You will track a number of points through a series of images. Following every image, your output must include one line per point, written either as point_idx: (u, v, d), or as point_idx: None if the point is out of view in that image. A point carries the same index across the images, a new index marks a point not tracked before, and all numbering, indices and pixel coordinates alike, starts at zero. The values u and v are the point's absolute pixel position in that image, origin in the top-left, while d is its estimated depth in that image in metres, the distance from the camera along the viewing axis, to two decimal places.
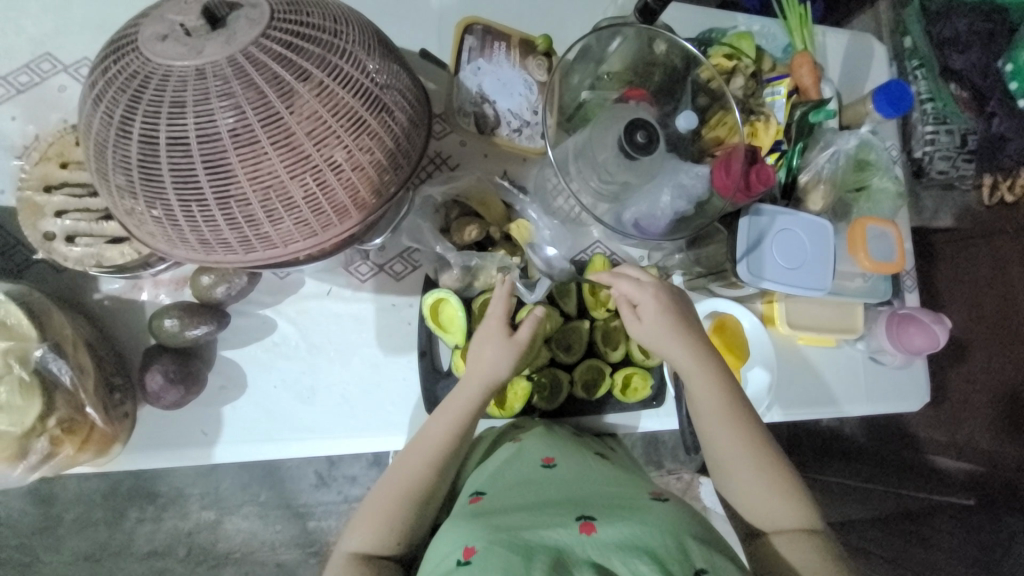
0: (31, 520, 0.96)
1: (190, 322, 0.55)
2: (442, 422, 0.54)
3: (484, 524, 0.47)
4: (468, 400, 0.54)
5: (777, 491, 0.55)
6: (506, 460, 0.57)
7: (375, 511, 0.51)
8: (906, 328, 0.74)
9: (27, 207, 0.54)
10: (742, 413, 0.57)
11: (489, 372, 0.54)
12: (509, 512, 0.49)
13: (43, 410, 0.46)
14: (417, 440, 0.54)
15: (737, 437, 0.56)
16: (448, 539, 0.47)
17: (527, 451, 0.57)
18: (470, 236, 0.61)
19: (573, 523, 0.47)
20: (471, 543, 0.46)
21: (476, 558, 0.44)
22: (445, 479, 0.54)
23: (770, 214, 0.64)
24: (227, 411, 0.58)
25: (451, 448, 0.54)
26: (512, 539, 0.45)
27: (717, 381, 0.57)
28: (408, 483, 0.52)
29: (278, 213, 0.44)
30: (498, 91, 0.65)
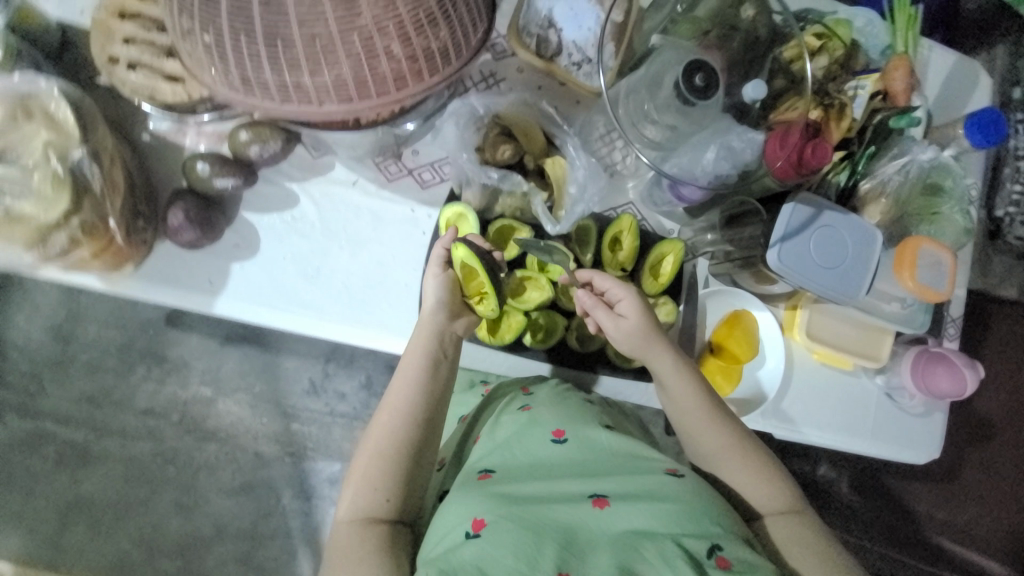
0: (51, 352, 1.04)
1: (220, 171, 0.57)
2: (408, 372, 0.55)
3: (493, 499, 0.48)
4: (421, 344, 0.56)
5: (766, 482, 0.55)
6: (517, 432, 0.56)
7: (362, 472, 0.52)
8: (935, 370, 0.69)
9: (101, 29, 0.57)
10: (721, 408, 0.57)
11: (437, 316, 0.57)
12: (514, 488, 0.50)
13: (69, 209, 0.48)
14: (387, 398, 0.55)
15: (719, 434, 0.56)
16: (456, 511, 0.48)
17: (538, 422, 0.56)
18: (502, 155, 0.60)
19: (585, 499, 0.48)
20: (480, 516, 0.47)
21: (484, 532, 0.45)
22: (429, 430, 0.55)
23: (817, 206, 0.60)
24: (235, 268, 0.61)
25: (418, 400, 0.55)
26: (523, 519, 0.46)
27: (693, 375, 0.57)
28: (387, 440, 0.53)
29: (320, 67, 0.44)
30: (566, 19, 0.62)
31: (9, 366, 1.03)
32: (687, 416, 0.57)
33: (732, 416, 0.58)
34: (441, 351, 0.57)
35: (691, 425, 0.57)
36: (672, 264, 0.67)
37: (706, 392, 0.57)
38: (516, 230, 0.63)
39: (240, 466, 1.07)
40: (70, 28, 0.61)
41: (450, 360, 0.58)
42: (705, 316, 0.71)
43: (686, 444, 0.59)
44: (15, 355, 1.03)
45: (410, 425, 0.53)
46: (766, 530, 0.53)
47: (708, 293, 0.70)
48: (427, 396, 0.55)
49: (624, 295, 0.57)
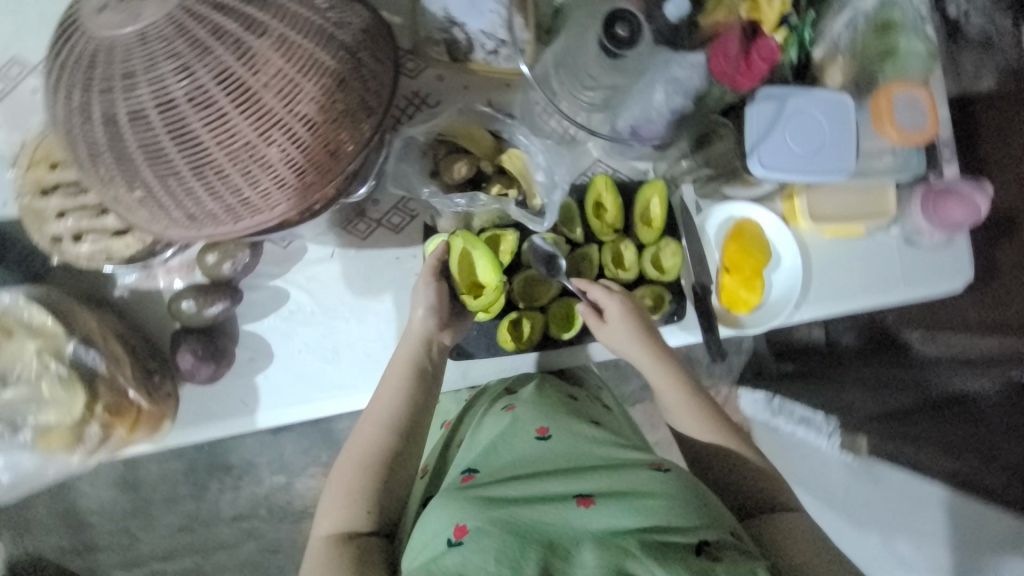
0: (124, 504, 1.06)
1: (206, 301, 0.57)
2: (390, 386, 0.58)
3: (475, 502, 0.48)
4: (400, 361, 0.59)
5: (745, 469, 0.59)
6: (502, 434, 0.57)
7: (344, 479, 0.56)
8: (944, 201, 0.67)
9: (31, 215, 0.55)
10: (698, 398, 0.62)
11: (419, 329, 0.60)
12: (497, 486, 0.50)
13: (88, 399, 0.52)
14: (370, 412, 0.59)
15: (696, 412, 0.61)
16: (439, 516, 0.48)
17: (522, 421, 0.57)
18: (460, 173, 0.60)
19: (571, 498, 0.48)
20: (462, 521, 0.46)
21: (466, 539, 0.45)
22: (409, 440, 0.58)
23: (782, 97, 0.59)
24: (260, 380, 0.61)
25: (399, 412, 0.58)
26: (507, 513, 0.47)
27: (673, 380, 0.62)
28: (370, 452, 0.56)
29: (255, 175, 0.43)
30: (465, 10, 0.59)
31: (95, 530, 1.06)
32: (677, 404, 0.62)
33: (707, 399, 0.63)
34: (423, 364, 0.59)
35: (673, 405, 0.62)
36: (659, 206, 0.67)
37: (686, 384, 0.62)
38: (500, 237, 0.64)
39: None
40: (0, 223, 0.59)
41: (431, 377, 0.60)
42: (708, 238, 0.71)
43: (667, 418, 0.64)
44: (94, 519, 1.06)
45: (389, 437, 0.57)
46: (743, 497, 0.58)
47: (702, 217, 0.70)
48: (408, 412, 0.58)
49: (616, 313, 0.61)
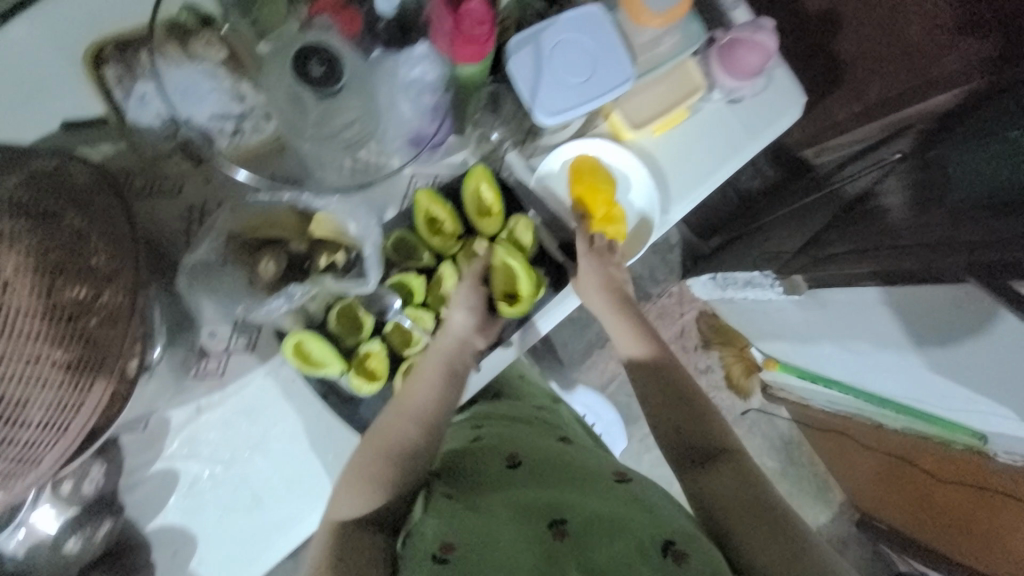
0: None
1: (88, 531, 0.53)
2: (425, 378, 0.58)
3: (464, 524, 0.52)
4: (437, 364, 0.58)
5: (691, 433, 0.61)
6: (476, 463, 0.61)
7: (343, 483, 0.55)
8: (737, 54, 0.66)
9: None
10: (646, 364, 0.66)
11: (458, 327, 0.60)
12: (486, 503, 0.54)
13: None
14: (381, 427, 0.57)
15: (642, 363, 0.66)
16: (431, 529, 0.52)
17: (495, 451, 0.62)
18: (270, 270, 0.55)
19: (545, 529, 0.50)
20: (448, 540, 0.50)
21: (452, 556, 0.49)
22: (426, 450, 0.58)
23: (532, 40, 0.56)
24: (195, 566, 0.58)
25: (427, 411, 0.57)
26: (502, 522, 0.51)
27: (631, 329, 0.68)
28: (373, 460, 0.55)
29: (19, 415, 0.39)
30: (182, 104, 0.53)
31: None
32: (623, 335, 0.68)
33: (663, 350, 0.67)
34: (456, 367, 0.59)
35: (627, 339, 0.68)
36: (490, 190, 0.64)
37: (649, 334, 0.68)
38: (350, 306, 0.60)
39: None
40: None
41: (457, 388, 0.59)
42: (554, 190, 0.69)
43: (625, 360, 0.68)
44: None
45: (417, 431, 0.57)
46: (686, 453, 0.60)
47: (536, 176, 0.67)
48: (427, 429, 0.57)
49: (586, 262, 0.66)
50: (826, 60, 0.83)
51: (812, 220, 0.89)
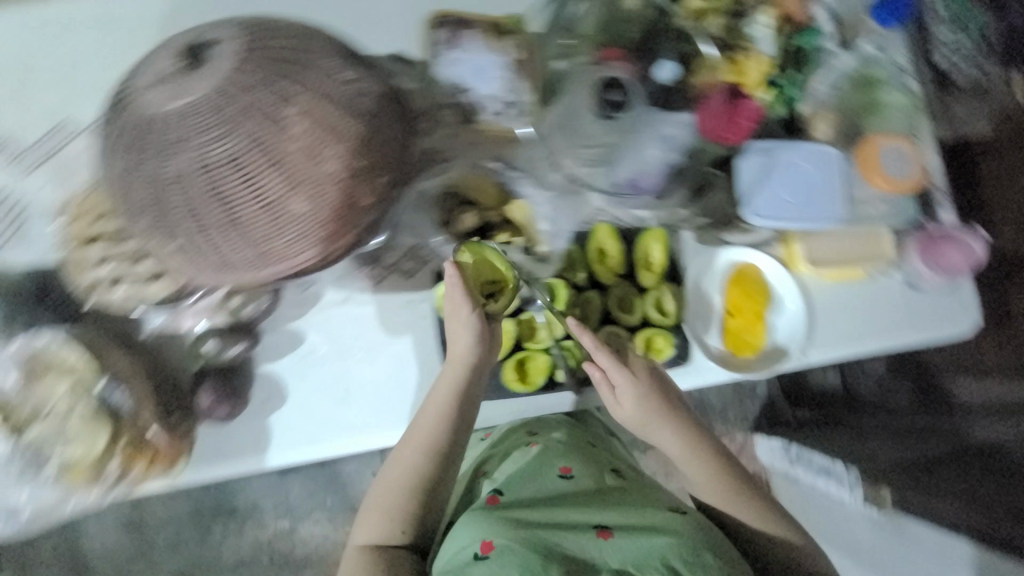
0: (125, 545, 1.19)
1: (230, 341, 0.61)
2: (433, 407, 0.62)
3: (503, 522, 0.62)
4: (447, 386, 0.62)
5: (730, 499, 0.67)
6: (530, 471, 0.71)
7: (384, 499, 0.65)
8: (940, 247, 0.70)
9: (73, 262, 0.59)
10: (665, 411, 0.64)
11: (464, 360, 0.61)
12: (529, 512, 0.64)
13: (108, 443, 0.52)
14: (409, 437, 0.64)
15: (669, 426, 0.65)
16: (469, 530, 0.62)
17: (546, 459, 0.73)
18: (467, 223, 0.66)
19: (591, 530, 0.61)
20: (488, 538, 0.60)
21: (491, 553, 0.59)
22: (444, 464, 0.64)
23: (769, 150, 0.62)
24: (274, 420, 0.63)
25: (435, 439, 0.63)
26: (528, 537, 0.60)
27: (658, 411, 0.63)
28: (408, 475, 0.64)
29: (285, 226, 0.47)
30: (474, 77, 0.65)
31: None
32: (623, 403, 0.63)
33: (690, 418, 0.66)
34: (466, 396, 0.63)
35: (618, 397, 0.63)
36: (660, 251, 0.70)
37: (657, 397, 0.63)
38: (504, 283, 0.67)
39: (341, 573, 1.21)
40: (44, 270, 0.61)
41: (472, 401, 0.64)
42: (711, 280, 0.73)
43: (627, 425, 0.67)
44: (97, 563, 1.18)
45: (423, 460, 0.63)
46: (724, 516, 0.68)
47: (702, 262, 0.72)
48: (444, 442, 0.63)
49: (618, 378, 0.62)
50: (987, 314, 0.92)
51: (918, 445, 0.92)
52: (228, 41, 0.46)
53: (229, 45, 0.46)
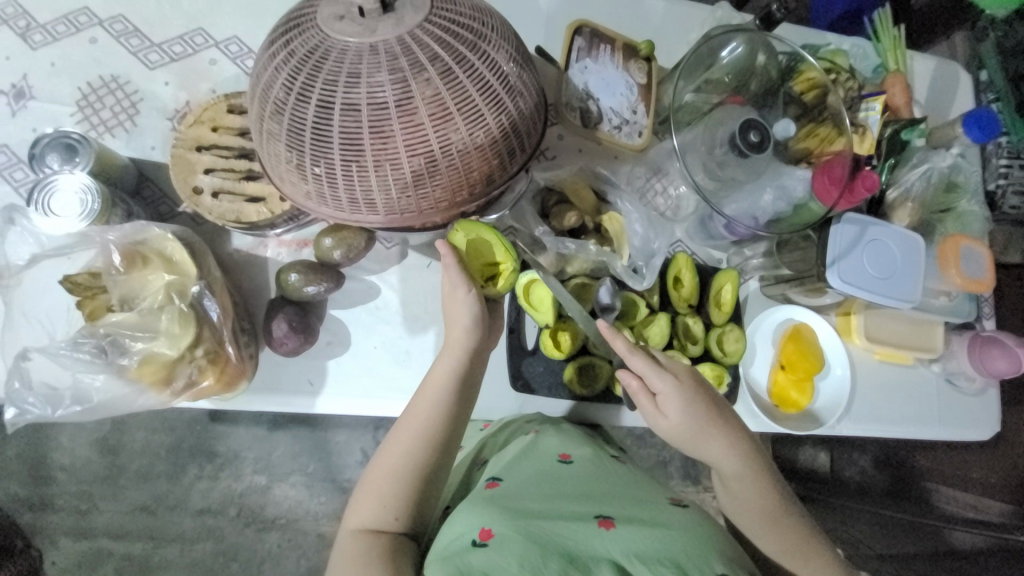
0: (97, 467, 1.09)
1: (311, 279, 0.60)
2: (436, 382, 0.57)
3: (501, 510, 0.52)
4: (449, 363, 0.57)
5: (778, 529, 0.57)
6: (525, 451, 0.61)
7: (374, 489, 0.55)
8: (989, 351, 0.73)
9: (180, 163, 0.60)
10: (714, 417, 0.57)
11: (462, 343, 0.57)
12: (524, 498, 0.54)
13: (194, 339, 0.50)
14: (404, 421, 0.57)
15: (715, 437, 0.57)
16: (466, 517, 0.52)
17: (545, 444, 0.62)
18: (568, 222, 0.64)
19: (591, 520, 0.52)
20: (488, 525, 0.51)
21: (490, 541, 0.49)
22: (440, 450, 0.56)
23: (860, 224, 0.66)
24: (331, 365, 0.63)
25: (435, 424, 0.56)
26: (525, 525, 0.50)
27: (711, 423, 0.57)
28: (402, 460, 0.55)
29: (424, 180, 0.50)
30: (601, 90, 0.69)
31: (58, 487, 1.08)
32: (667, 412, 0.57)
33: (738, 423, 0.59)
34: (468, 377, 0.58)
35: (661, 406, 0.58)
36: (731, 292, 0.71)
37: (704, 404, 0.57)
38: (588, 286, 0.67)
39: (304, 549, 1.12)
40: (143, 163, 0.63)
41: (472, 383, 0.59)
42: (769, 331, 0.75)
43: (667, 439, 0.60)
44: (61, 475, 1.08)
45: (422, 448, 0.55)
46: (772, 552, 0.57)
47: (766, 312, 0.74)
48: (441, 427, 0.56)
49: (666, 386, 0.57)
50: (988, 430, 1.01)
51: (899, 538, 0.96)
52: None
53: None
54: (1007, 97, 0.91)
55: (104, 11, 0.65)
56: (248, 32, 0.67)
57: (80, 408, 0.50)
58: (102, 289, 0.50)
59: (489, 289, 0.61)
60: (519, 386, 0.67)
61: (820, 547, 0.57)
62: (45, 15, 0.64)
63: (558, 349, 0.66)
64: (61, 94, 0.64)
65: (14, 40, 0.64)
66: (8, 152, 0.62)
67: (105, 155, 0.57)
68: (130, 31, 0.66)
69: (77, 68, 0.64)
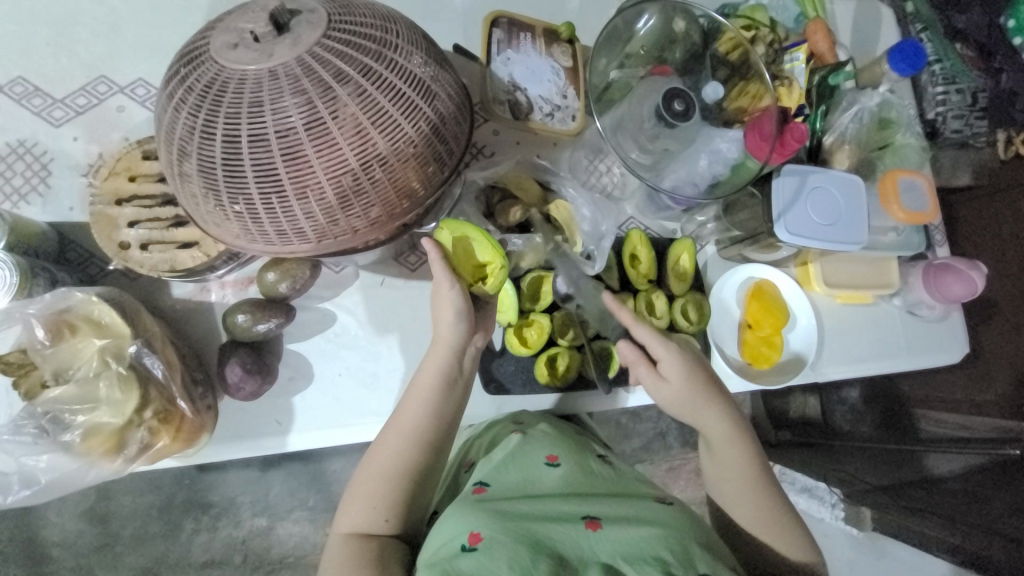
0: (89, 539, 1.06)
1: (259, 316, 0.58)
2: (422, 390, 0.54)
3: (491, 514, 0.51)
4: (435, 366, 0.55)
5: (762, 503, 0.57)
6: (512, 453, 0.60)
7: (362, 493, 0.53)
8: (944, 278, 0.75)
9: (102, 220, 0.57)
10: (712, 391, 0.59)
11: (448, 339, 0.54)
12: (514, 502, 0.53)
13: (140, 402, 0.48)
14: (393, 423, 0.55)
15: (714, 406, 0.59)
16: (453, 522, 0.51)
17: (533, 444, 0.61)
18: (514, 217, 0.64)
19: (579, 522, 0.51)
20: (477, 529, 0.49)
21: (480, 545, 0.48)
22: (431, 453, 0.54)
23: (800, 174, 0.66)
24: (297, 401, 0.61)
25: (427, 427, 0.54)
26: (516, 529, 0.49)
27: (706, 396, 0.58)
28: (392, 461, 0.53)
29: (350, 201, 0.48)
30: (528, 79, 0.68)
31: (54, 566, 1.05)
32: (667, 380, 0.59)
33: (733, 398, 0.61)
34: (455, 377, 0.56)
35: (662, 374, 0.59)
36: (689, 261, 0.72)
37: (703, 377, 0.59)
38: (544, 278, 0.66)
39: None
40: (64, 226, 0.60)
41: (460, 384, 0.57)
42: (732, 293, 0.75)
43: (666, 408, 0.61)
44: (54, 553, 1.05)
45: (415, 451, 0.53)
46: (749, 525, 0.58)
47: (725, 274, 0.75)
48: (432, 429, 0.54)
49: (667, 360, 0.59)
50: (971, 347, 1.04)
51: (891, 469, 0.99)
52: (312, 10, 0.47)
53: (314, 14, 0.46)
54: (934, 26, 0.96)
55: None
56: (153, 73, 0.65)
57: (31, 492, 0.48)
58: (35, 365, 0.47)
59: (479, 287, 0.55)
60: (492, 389, 0.67)
61: (797, 521, 0.58)
62: None
63: (524, 345, 0.65)
64: None
65: None
66: None
67: (19, 225, 0.54)
68: (27, 88, 0.62)
69: None
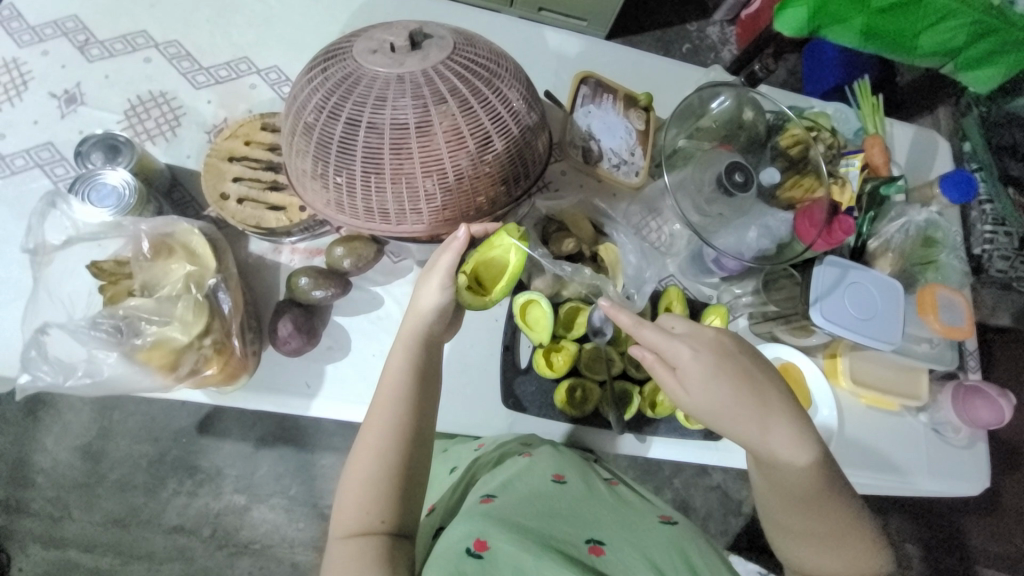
0: (77, 474, 1.07)
1: (320, 283, 0.63)
2: (389, 388, 0.55)
3: (497, 521, 0.53)
4: (402, 361, 0.55)
5: (813, 513, 0.54)
6: (519, 470, 0.60)
7: (350, 498, 0.51)
8: (973, 402, 0.74)
9: (212, 170, 0.65)
10: (744, 389, 0.53)
11: (415, 329, 0.56)
12: (520, 512, 0.55)
13: (204, 329, 0.52)
14: (369, 421, 0.54)
15: (750, 416, 0.53)
16: (459, 527, 0.53)
17: (540, 464, 0.61)
18: (566, 247, 0.67)
19: (582, 544, 0.52)
20: (484, 536, 0.51)
21: (487, 552, 0.50)
22: (416, 450, 0.54)
23: (841, 267, 0.69)
24: (329, 369, 0.65)
25: (403, 422, 0.53)
26: (524, 538, 0.51)
27: (737, 392, 0.53)
28: (376, 465, 0.52)
29: (435, 194, 0.55)
30: (603, 132, 0.75)
31: (35, 492, 1.06)
32: (692, 387, 0.54)
33: (782, 405, 0.54)
34: (429, 370, 0.56)
35: (683, 380, 0.55)
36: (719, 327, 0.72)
37: (732, 376, 0.54)
38: (581, 310, 0.70)
39: None
40: (177, 169, 0.68)
41: (432, 377, 0.57)
42: None
43: (694, 417, 0.55)
44: (40, 479, 1.06)
45: (397, 449, 0.52)
46: (803, 531, 0.54)
47: None
48: (410, 426, 0.54)
49: (688, 358, 0.54)
50: (987, 496, 1.14)
51: None
52: (443, 37, 0.55)
53: (444, 40, 0.55)
54: (989, 167, 1.01)
55: (161, 36, 0.73)
56: (287, 64, 0.75)
57: (89, 382, 0.51)
58: (127, 275, 0.54)
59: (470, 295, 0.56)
60: (510, 403, 0.69)
61: (858, 529, 0.55)
62: (107, 35, 0.72)
63: (550, 368, 0.68)
64: (110, 103, 0.70)
65: (73, 53, 0.71)
66: (53, 150, 0.67)
67: (145, 158, 0.62)
68: (182, 55, 0.73)
69: (128, 82, 0.71)
